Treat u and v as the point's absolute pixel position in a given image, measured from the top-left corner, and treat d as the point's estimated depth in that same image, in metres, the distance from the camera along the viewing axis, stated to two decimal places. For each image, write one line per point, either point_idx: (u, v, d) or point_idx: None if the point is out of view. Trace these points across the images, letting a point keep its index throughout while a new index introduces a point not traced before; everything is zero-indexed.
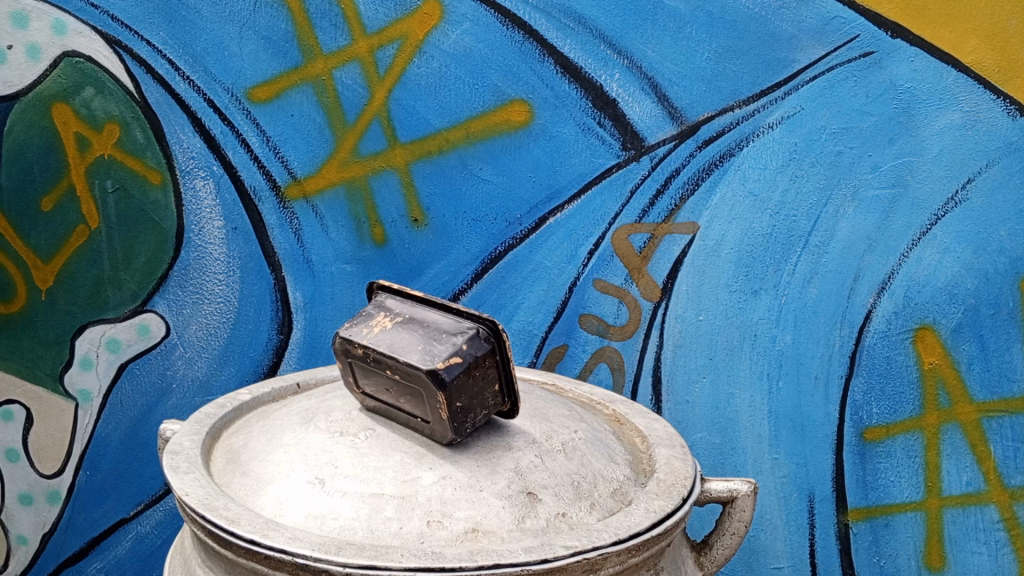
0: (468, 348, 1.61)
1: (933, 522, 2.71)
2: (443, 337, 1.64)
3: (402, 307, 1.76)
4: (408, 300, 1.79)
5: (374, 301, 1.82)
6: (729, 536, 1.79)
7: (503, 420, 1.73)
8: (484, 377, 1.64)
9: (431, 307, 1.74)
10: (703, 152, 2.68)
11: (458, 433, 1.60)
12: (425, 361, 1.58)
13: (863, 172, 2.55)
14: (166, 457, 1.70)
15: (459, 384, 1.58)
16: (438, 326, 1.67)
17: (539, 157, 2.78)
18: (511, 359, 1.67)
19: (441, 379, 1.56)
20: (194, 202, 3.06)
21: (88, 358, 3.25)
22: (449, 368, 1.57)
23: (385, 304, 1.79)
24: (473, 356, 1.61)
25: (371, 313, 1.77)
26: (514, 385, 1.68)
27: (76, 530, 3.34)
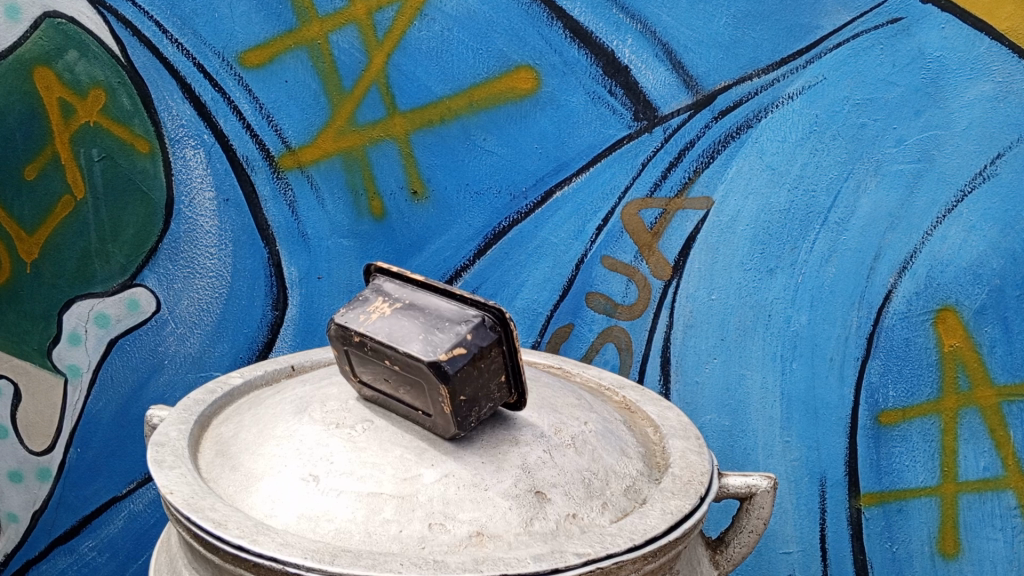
0: (473, 338, 1.50)
1: (948, 507, 2.62)
2: (446, 325, 1.52)
3: (402, 292, 1.64)
4: (408, 284, 1.67)
5: (372, 284, 1.70)
6: (747, 534, 1.70)
7: (509, 411, 1.63)
8: (490, 368, 1.53)
9: (433, 292, 1.62)
10: (719, 123, 2.54)
11: (462, 428, 1.49)
12: (426, 352, 1.47)
13: (887, 146, 2.42)
14: (150, 449, 1.60)
15: (463, 377, 1.47)
16: (440, 314, 1.56)
17: (545, 127, 2.64)
18: (520, 350, 1.56)
19: (445, 371, 1.44)
20: (184, 171, 2.92)
21: (76, 333, 3.14)
22: (452, 360, 1.46)
23: (383, 288, 1.68)
24: (478, 346, 1.50)
25: (369, 298, 1.65)
26: (522, 376, 1.57)
27: (67, 508, 3.27)
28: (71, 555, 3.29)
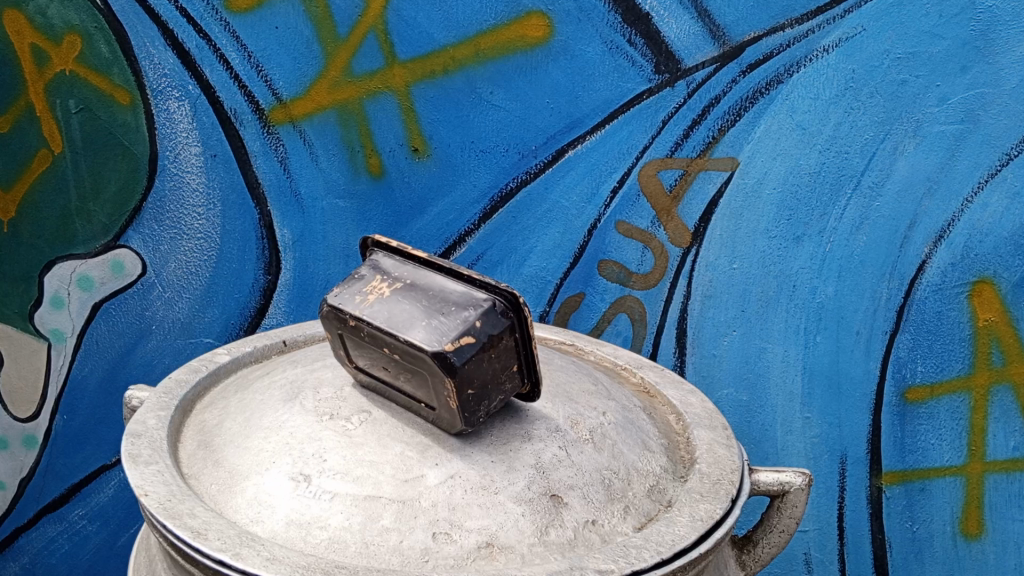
0: (482, 325, 1.34)
1: (974, 487, 2.50)
2: (452, 309, 1.36)
3: (403, 270, 1.48)
4: (410, 261, 1.51)
5: (369, 260, 1.54)
6: (777, 533, 1.57)
7: (521, 402, 1.48)
8: (501, 357, 1.37)
9: (437, 271, 1.46)
10: (747, 78, 2.34)
11: (469, 423, 1.34)
12: (430, 341, 1.31)
13: (929, 105, 2.22)
14: (125, 441, 1.45)
15: (471, 369, 1.32)
16: (445, 297, 1.39)
17: (558, 80, 2.44)
18: (534, 337, 1.40)
19: (451, 363, 1.28)
20: (168, 124, 2.71)
21: (59, 296, 2.97)
22: (459, 350, 1.30)
23: (382, 265, 1.51)
24: (488, 335, 1.34)
25: (366, 276, 1.49)
26: (537, 366, 1.42)
27: (55, 475, 3.14)
28: (60, 523, 3.17)
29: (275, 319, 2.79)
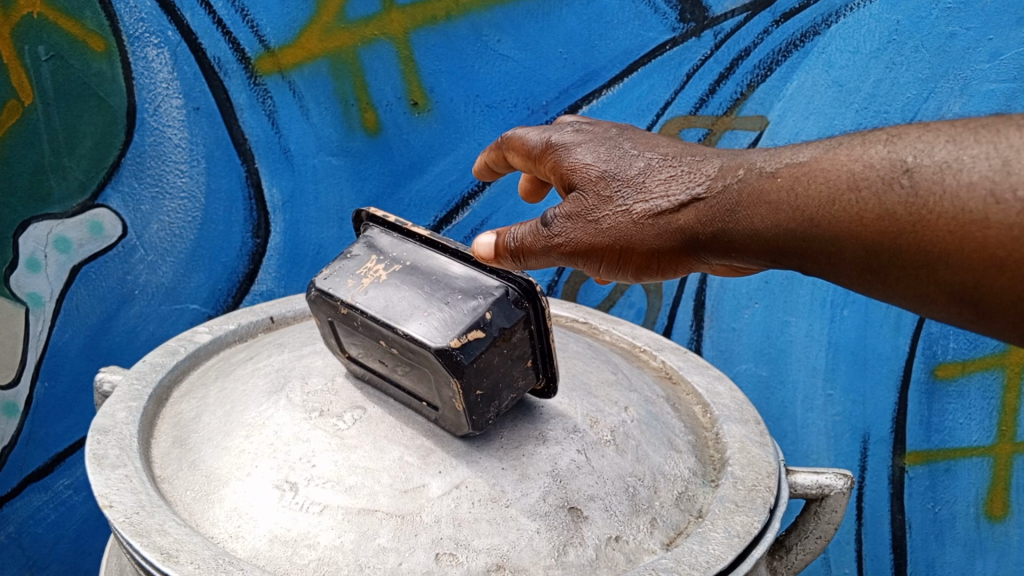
0: (493, 317, 1.17)
1: (1001, 468, 2.35)
2: (459, 298, 1.20)
3: (402, 250, 1.31)
4: (409, 239, 1.34)
5: (364, 237, 1.37)
6: (814, 540, 1.41)
7: (536, 398, 1.32)
8: (515, 351, 1.21)
9: (440, 251, 1.29)
10: (780, 29, 2.14)
11: (478, 427, 1.18)
12: (433, 336, 1.14)
13: (978, 60, 1.99)
14: (90, 438, 1.30)
15: (480, 367, 1.15)
16: (450, 282, 1.23)
17: (573, 29, 2.23)
18: (551, 329, 1.24)
19: (458, 363, 1.12)
20: (145, 74, 2.34)
21: (35, 260, 2.46)
22: (466, 346, 1.14)
23: (377, 243, 1.35)
24: (500, 328, 1.17)
25: (360, 256, 1.33)
26: (554, 360, 1.26)
27: (37, 445, 2.63)
28: (45, 494, 2.65)
29: (265, 285, 2.56)
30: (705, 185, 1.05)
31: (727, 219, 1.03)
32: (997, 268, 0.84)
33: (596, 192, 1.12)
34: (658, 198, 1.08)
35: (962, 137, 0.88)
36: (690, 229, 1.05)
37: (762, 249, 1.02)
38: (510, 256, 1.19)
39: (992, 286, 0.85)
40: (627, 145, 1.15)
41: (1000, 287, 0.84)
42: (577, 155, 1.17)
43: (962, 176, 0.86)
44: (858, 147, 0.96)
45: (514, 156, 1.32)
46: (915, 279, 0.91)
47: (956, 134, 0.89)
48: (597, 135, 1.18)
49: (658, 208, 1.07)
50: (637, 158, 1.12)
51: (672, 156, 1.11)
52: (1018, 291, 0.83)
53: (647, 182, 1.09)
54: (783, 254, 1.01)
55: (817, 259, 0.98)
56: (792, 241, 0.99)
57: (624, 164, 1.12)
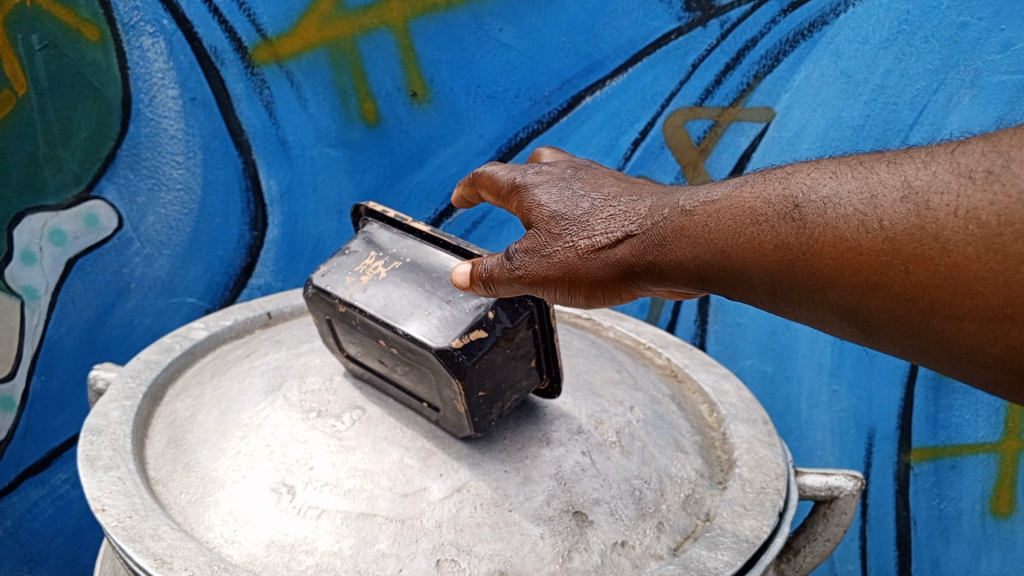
0: (496, 316, 1.14)
1: (1007, 465, 2.30)
2: (460, 296, 1.17)
3: (402, 246, 1.28)
4: (409, 235, 1.30)
5: (364, 233, 1.34)
6: (823, 542, 1.38)
7: (539, 398, 1.29)
8: (518, 351, 1.18)
9: (441, 247, 1.26)
10: (788, 18, 2.10)
11: (479, 429, 1.15)
12: (434, 337, 1.11)
13: (990, 51, 1.94)
14: (83, 439, 1.26)
15: (482, 368, 1.12)
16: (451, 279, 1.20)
17: (576, 18, 2.18)
18: (556, 330, 1.20)
19: (459, 363, 1.09)
20: (140, 64, 2.29)
21: (29, 252, 2.42)
22: (468, 346, 1.10)
23: (377, 239, 1.31)
24: (504, 328, 1.14)
25: (360, 253, 1.29)
26: (558, 360, 1.22)
27: (34, 440, 2.60)
28: (41, 489, 2.62)
29: (263, 279, 2.52)
30: (635, 221, 1.00)
31: (653, 253, 0.98)
32: (876, 292, 0.78)
33: (546, 229, 1.07)
34: (598, 235, 1.03)
35: (841, 170, 0.83)
36: (626, 262, 1.00)
37: (688, 278, 0.97)
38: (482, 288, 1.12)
39: (877, 310, 0.79)
40: (578, 186, 1.10)
41: (882, 309, 0.78)
42: (533, 196, 1.12)
43: (839, 208, 0.80)
44: (761, 182, 0.91)
45: (488, 195, 1.25)
46: (817, 306, 0.85)
47: (838, 167, 0.83)
48: (553, 176, 1.13)
49: (598, 244, 1.02)
50: (583, 197, 1.07)
51: (615, 194, 1.06)
52: (909, 319, 0.76)
53: (588, 219, 1.04)
54: (705, 283, 0.96)
55: (734, 291, 0.93)
56: (709, 272, 0.94)
57: (569, 205, 1.07)
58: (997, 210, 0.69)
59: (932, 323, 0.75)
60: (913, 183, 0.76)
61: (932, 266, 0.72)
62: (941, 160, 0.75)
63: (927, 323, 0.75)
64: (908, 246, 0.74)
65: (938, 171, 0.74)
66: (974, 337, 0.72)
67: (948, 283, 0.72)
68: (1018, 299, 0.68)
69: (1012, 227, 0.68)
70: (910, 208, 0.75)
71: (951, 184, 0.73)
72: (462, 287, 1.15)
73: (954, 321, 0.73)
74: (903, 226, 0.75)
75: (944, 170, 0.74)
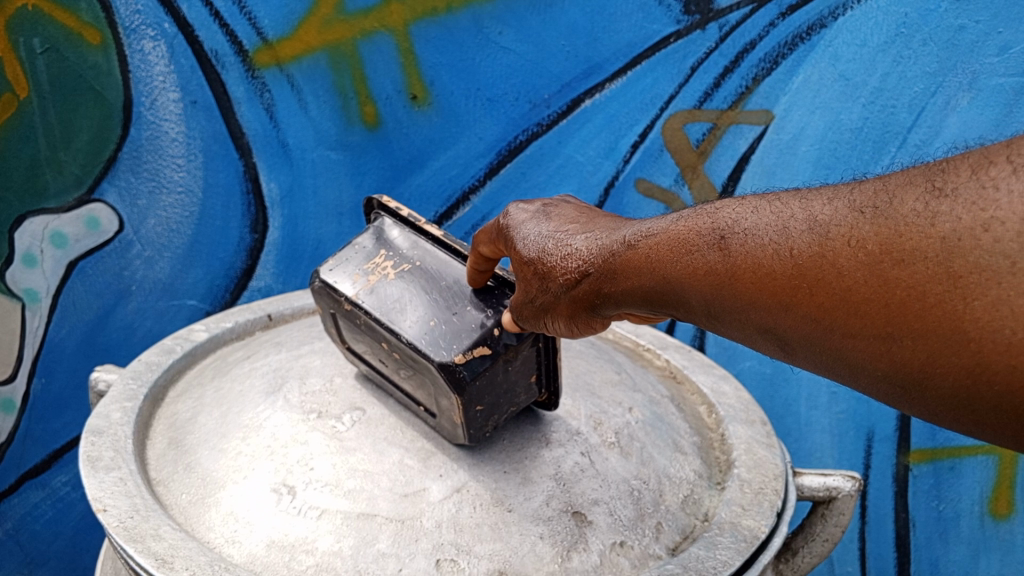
0: (500, 334, 1.15)
1: (1006, 466, 2.31)
2: (466, 309, 1.18)
3: (413, 248, 1.29)
4: (422, 236, 1.31)
5: (375, 227, 1.34)
6: (821, 543, 1.38)
7: (535, 412, 1.28)
8: (521, 366, 1.18)
9: (453, 255, 1.26)
10: (787, 21, 2.11)
11: (474, 440, 1.15)
12: (437, 349, 1.12)
13: (987, 54, 1.95)
14: (85, 440, 1.27)
15: (483, 384, 1.13)
16: (460, 290, 1.21)
17: (576, 21, 2.19)
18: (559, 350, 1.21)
19: (459, 376, 1.10)
20: (141, 67, 2.30)
21: (30, 255, 2.43)
22: (470, 362, 1.11)
23: (387, 236, 1.32)
24: (506, 345, 1.15)
25: (370, 249, 1.30)
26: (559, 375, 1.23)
27: (34, 443, 2.60)
28: (42, 491, 2.62)
29: (263, 281, 2.53)
30: (590, 258, 1.04)
31: (608, 284, 1.01)
32: (788, 312, 0.80)
33: (523, 274, 1.12)
34: (561, 270, 1.07)
35: (762, 205, 0.86)
36: (587, 296, 1.05)
37: (636, 301, 0.99)
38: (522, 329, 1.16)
39: (792, 331, 0.80)
40: (548, 224, 1.14)
41: (795, 329, 0.80)
42: (508, 236, 1.15)
43: (757, 239, 0.83)
44: (693, 215, 0.93)
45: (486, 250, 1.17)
46: (745, 326, 0.86)
47: (760, 203, 0.86)
48: (530, 214, 1.17)
49: (561, 280, 1.06)
50: (550, 235, 1.11)
51: (578, 230, 1.09)
52: (818, 339, 0.78)
53: (553, 257, 1.08)
54: (649, 306, 0.98)
55: (675, 314, 0.95)
56: (650, 298, 0.96)
57: (537, 245, 1.11)
58: (881, 240, 0.72)
59: (833, 342, 0.77)
60: (818, 216, 0.78)
61: (830, 289, 0.75)
62: (843, 195, 0.78)
63: (830, 342, 0.77)
64: (812, 273, 0.77)
65: (838, 207, 0.77)
66: (867, 353, 0.74)
67: (842, 304, 0.74)
68: (898, 318, 0.70)
69: (891, 255, 0.71)
70: (813, 238, 0.78)
71: (847, 217, 0.76)
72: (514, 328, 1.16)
73: (850, 338, 0.75)
74: (808, 254, 0.77)
75: (842, 204, 0.77)
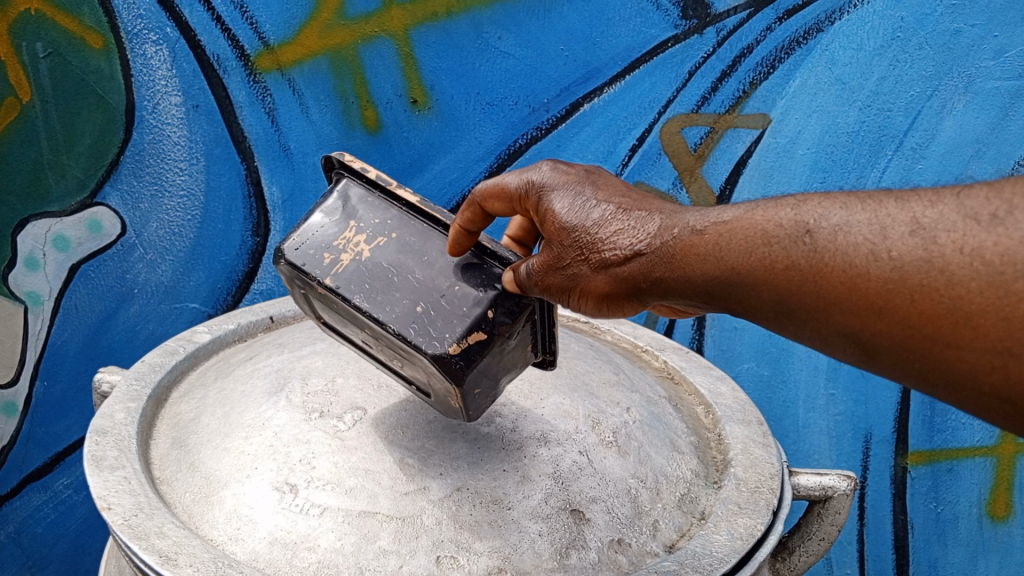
0: (495, 316, 1.12)
1: (1004, 468, 2.33)
2: (455, 288, 1.14)
3: (384, 218, 1.22)
4: (392, 204, 1.24)
5: (336, 195, 1.26)
6: (817, 542, 1.40)
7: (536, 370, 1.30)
8: (517, 342, 1.16)
9: (432, 224, 1.20)
10: (783, 26, 2.13)
11: (473, 417, 1.16)
12: (429, 340, 1.09)
13: (983, 58, 1.99)
14: (89, 439, 1.28)
15: (483, 368, 1.10)
16: (446, 265, 1.16)
17: (574, 25, 2.21)
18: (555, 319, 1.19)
19: (458, 367, 1.07)
20: (144, 71, 2.32)
21: (33, 258, 2.46)
22: (466, 350, 1.08)
23: (353, 206, 1.24)
24: (501, 326, 1.12)
25: (337, 222, 1.23)
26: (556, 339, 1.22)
27: (36, 445, 2.61)
28: (43, 494, 2.63)
29: (264, 284, 2.53)
30: (645, 239, 1.02)
31: (662, 271, 1.00)
32: (881, 317, 0.84)
33: (557, 242, 1.08)
34: (609, 249, 1.04)
35: (852, 203, 0.89)
36: (634, 278, 1.03)
37: (693, 294, 1.00)
38: (531, 289, 1.10)
39: (879, 334, 0.85)
40: (590, 193, 1.10)
41: (885, 335, 0.84)
42: (549, 200, 1.11)
43: (849, 237, 0.86)
44: (769, 206, 0.95)
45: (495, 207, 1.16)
46: (822, 328, 0.89)
47: (849, 200, 0.89)
48: (567, 178, 1.12)
49: (609, 260, 1.04)
50: (594, 206, 1.08)
51: (625, 206, 1.07)
52: (912, 343, 0.82)
53: (598, 232, 1.05)
54: (708, 299, 0.99)
55: (738, 308, 0.97)
56: (714, 291, 0.97)
57: (580, 216, 1.07)
58: (999, 250, 0.77)
59: (933, 349, 0.81)
60: (922, 220, 0.83)
61: (938, 296, 0.80)
62: (947, 201, 0.82)
63: (927, 350, 0.82)
64: (915, 278, 0.81)
65: (945, 211, 0.82)
66: (971, 364, 0.79)
67: (953, 314, 0.79)
68: (1017, 332, 0.75)
69: (1012, 267, 0.76)
70: (918, 243, 0.82)
71: (958, 223, 0.80)
72: (517, 291, 1.14)
73: (953, 348, 0.80)
74: (913, 259, 0.81)
75: (949, 211, 0.82)
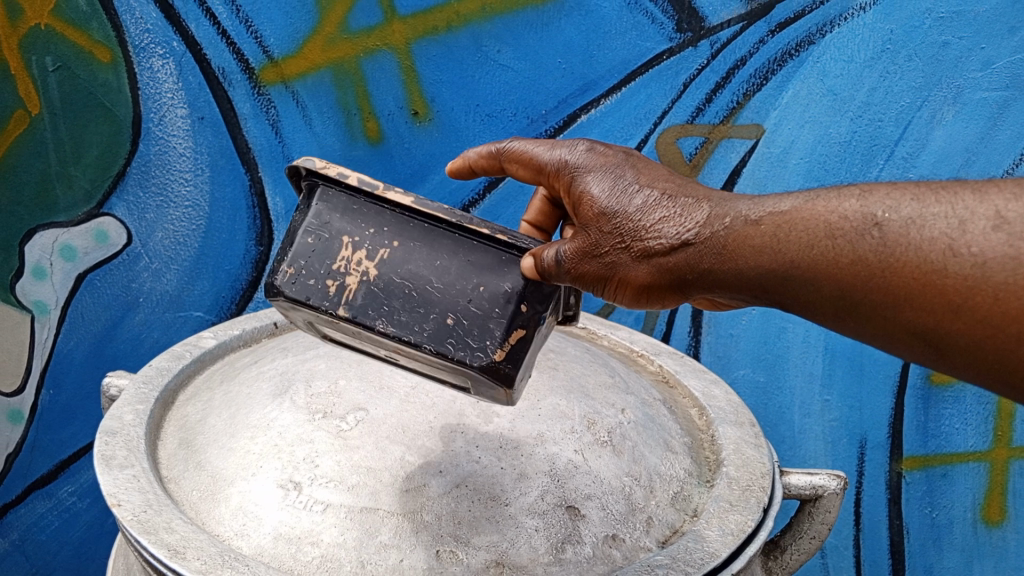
0: (529, 311, 1.14)
1: (997, 473, 2.37)
2: (479, 291, 1.14)
3: (379, 225, 1.17)
4: (381, 206, 1.18)
5: (318, 209, 1.19)
6: (808, 540, 1.43)
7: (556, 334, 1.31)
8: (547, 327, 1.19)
9: (432, 223, 1.16)
10: (776, 39, 2.18)
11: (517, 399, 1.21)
12: (472, 351, 1.12)
13: (972, 69, 2.05)
14: (99, 440, 1.32)
15: (529, 362, 1.15)
16: (462, 269, 1.14)
17: (571, 38, 2.26)
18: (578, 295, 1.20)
19: (507, 371, 1.11)
20: (150, 84, 2.37)
21: (40, 267, 2.51)
22: (511, 353, 1.12)
23: (339, 220, 1.18)
24: (536, 318, 1.14)
25: (330, 241, 1.17)
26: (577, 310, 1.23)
27: (41, 453, 2.64)
28: (48, 501, 2.66)
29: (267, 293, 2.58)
30: (693, 228, 1.05)
31: (712, 260, 1.04)
32: (958, 316, 0.88)
33: (596, 227, 1.10)
34: (656, 238, 1.07)
35: (925, 196, 0.92)
36: (681, 269, 1.07)
37: (747, 286, 1.04)
38: (560, 277, 1.09)
39: (952, 331, 0.89)
40: (631, 177, 1.12)
41: (962, 332, 0.88)
42: (587, 183, 1.14)
43: (924, 232, 0.90)
44: (834, 197, 0.98)
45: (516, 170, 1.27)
46: (890, 325, 0.94)
47: (920, 193, 0.93)
48: (604, 161, 1.14)
49: (654, 249, 1.07)
50: (637, 191, 1.10)
51: (668, 192, 1.09)
52: (988, 340, 0.87)
53: (642, 220, 1.07)
54: (764, 292, 1.03)
55: (796, 300, 1.01)
56: (772, 283, 1.01)
57: (620, 201, 1.10)
58: None
59: (1012, 348, 0.86)
60: (1005, 216, 0.86)
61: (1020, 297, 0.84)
62: None
63: (1009, 351, 0.86)
64: (1000, 276, 0.85)
65: None
66: None
67: None
68: None
69: None
70: (1002, 239, 0.86)
71: None
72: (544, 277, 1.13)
73: None
74: (998, 259, 0.85)
75: None
